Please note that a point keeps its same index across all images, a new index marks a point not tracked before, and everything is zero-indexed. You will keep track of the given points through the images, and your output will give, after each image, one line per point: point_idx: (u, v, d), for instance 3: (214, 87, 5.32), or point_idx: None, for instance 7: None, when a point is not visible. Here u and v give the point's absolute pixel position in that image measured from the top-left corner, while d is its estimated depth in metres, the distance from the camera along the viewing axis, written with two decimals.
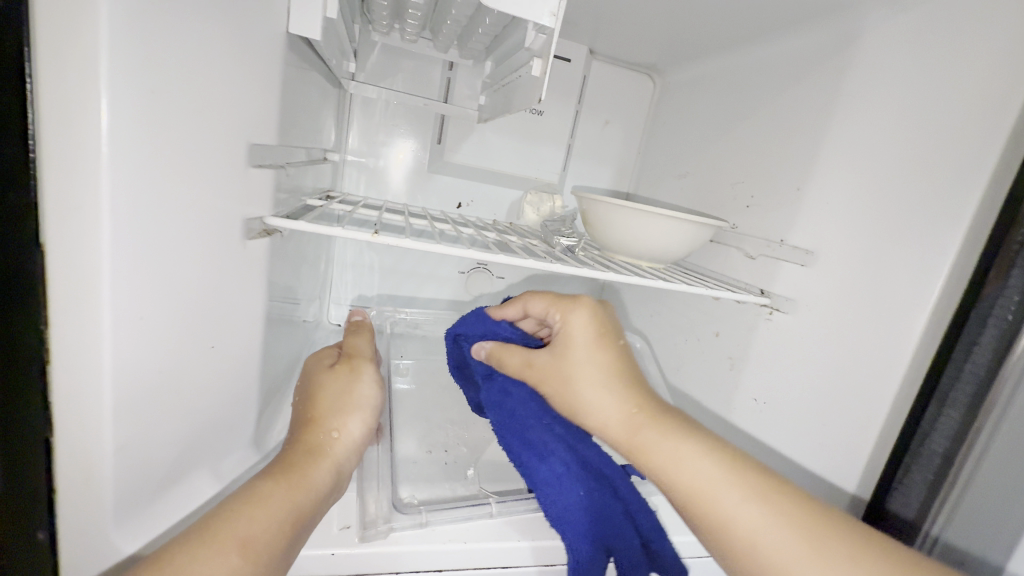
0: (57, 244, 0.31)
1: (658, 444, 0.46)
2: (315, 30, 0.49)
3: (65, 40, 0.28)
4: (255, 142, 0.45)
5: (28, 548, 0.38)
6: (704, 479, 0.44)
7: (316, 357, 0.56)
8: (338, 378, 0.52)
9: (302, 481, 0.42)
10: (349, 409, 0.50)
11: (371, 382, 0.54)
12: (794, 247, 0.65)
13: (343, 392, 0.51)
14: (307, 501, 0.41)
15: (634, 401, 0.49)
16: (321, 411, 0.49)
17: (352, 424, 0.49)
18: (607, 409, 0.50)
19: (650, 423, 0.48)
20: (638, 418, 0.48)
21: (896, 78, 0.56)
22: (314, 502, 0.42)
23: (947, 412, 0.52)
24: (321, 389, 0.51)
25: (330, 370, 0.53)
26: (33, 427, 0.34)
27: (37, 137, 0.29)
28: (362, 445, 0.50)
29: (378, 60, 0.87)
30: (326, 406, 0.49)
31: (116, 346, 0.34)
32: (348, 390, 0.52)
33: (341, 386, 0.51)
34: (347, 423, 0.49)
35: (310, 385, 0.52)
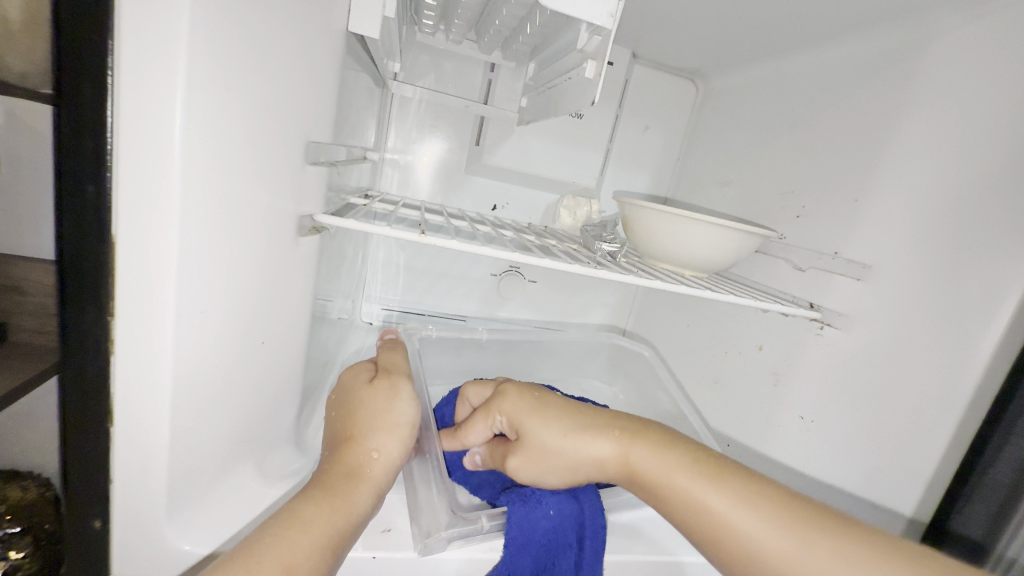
0: (128, 237, 0.31)
1: (650, 460, 0.47)
2: (372, 30, 0.49)
3: (149, 36, 0.28)
4: (311, 139, 0.45)
5: (81, 535, 0.38)
6: (691, 488, 0.45)
7: (352, 374, 0.55)
8: (376, 396, 0.51)
9: (344, 504, 0.42)
10: (386, 427, 0.49)
11: (410, 400, 0.52)
12: (848, 260, 0.62)
13: (381, 411, 0.50)
14: (347, 525, 0.41)
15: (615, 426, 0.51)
16: (361, 428, 0.48)
17: (391, 443, 0.48)
18: (596, 438, 0.50)
19: (632, 443, 0.49)
20: (626, 441, 0.49)
21: (970, 86, 0.53)
22: (354, 526, 0.41)
23: (1016, 440, 0.50)
24: (358, 408, 0.50)
25: (368, 386, 0.52)
26: (95, 417, 0.35)
27: (115, 132, 0.30)
28: (400, 465, 0.49)
29: (420, 61, 0.88)
30: (364, 424, 0.48)
31: (178, 341, 0.34)
32: (385, 408, 0.50)
33: (380, 403, 0.50)
34: (385, 442, 0.48)
35: (347, 402, 0.51)
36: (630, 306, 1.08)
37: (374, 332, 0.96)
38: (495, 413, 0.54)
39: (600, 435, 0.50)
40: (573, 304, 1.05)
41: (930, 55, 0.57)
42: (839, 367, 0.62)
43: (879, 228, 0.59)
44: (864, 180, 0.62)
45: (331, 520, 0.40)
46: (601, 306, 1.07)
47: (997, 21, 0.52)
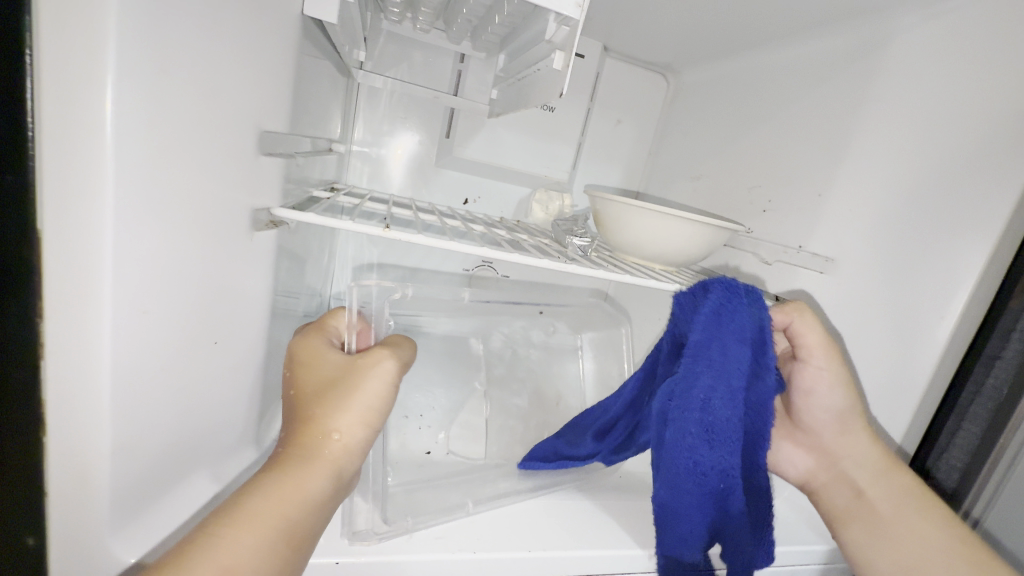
0: (56, 231, 0.29)
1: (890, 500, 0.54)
2: (331, 14, 0.47)
3: (68, 9, 0.25)
4: (266, 128, 0.43)
5: (16, 556, 0.36)
6: (878, 469, 0.55)
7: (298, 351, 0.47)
8: (342, 376, 0.44)
9: (293, 492, 0.38)
10: (353, 406, 0.43)
11: (382, 378, 0.45)
12: (811, 254, 0.61)
13: (346, 393, 0.43)
14: (297, 515, 0.37)
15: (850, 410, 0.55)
16: (320, 406, 0.42)
17: (358, 421, 0.43)
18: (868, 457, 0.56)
19: (898, 470, 0.55)
20: (899, 466, 0.55)
21: (926, 83, 0.55)
22: (308, 512, 0.38)
23: (967, 425, 0.56)
24: (313, 389, 0.43)
25: (335, 368, 0.45)
26: (25, 427, 0.32)
27: (35, 115, 0.27)
28: (367, 444, 0.44)
29: (387, 50, 0.85)
30: (328, 402, 0.42)
31: (118, 340, 0.32)
32: (356, 386, 0.44)
33: (344, 387, 0.43)
34: (352, 421, 0.43)
35: (303, 382, 0.45)
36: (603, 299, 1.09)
37: None
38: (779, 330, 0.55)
39: (877, 452, 0.55)
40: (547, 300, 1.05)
41: None
42: None
43: None
44: (828, 175, 0.63)
45: (280, 510, 0.36)
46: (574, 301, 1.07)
47: (955, 19, 0.53)
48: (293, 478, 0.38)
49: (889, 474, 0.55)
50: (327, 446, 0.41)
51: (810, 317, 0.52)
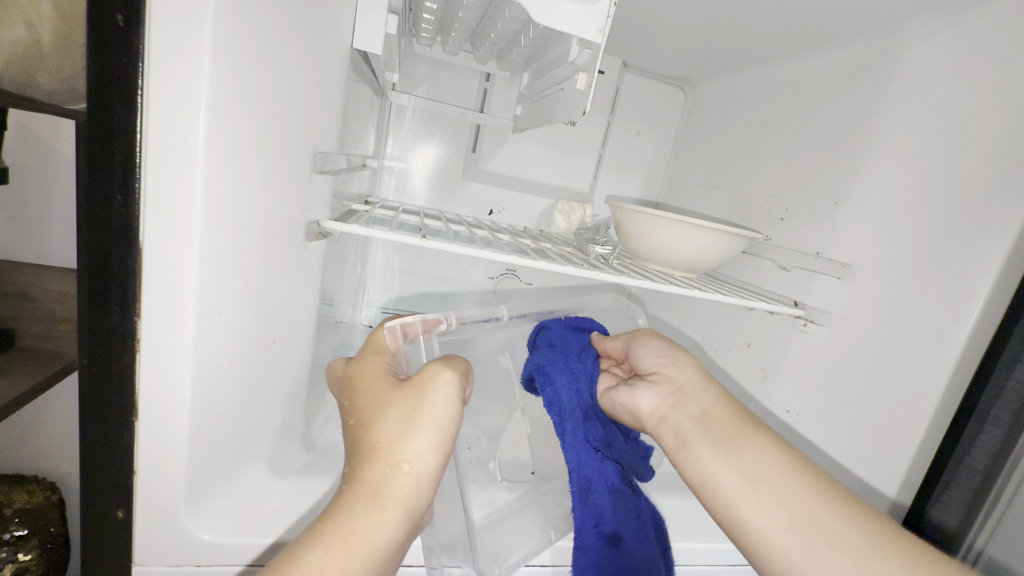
0: (156, 241, 0.33)
1: (795, 496, 0.41)
2: (376, 46, 0.52)
3: (173, 52, 0.30)
4: (319, 149, 0.48)
5: (103, 529, 0.40)
6: (782, 469, 0.43)
7: (368, 377, 0.44)
8: (397, 400, 0.41)
9: (352, 545, 0.35)
10: (411, 432, 0.40)
11: (437, 395, 0.41)
12: (830, 260, 0.66)
13: (399, 419, 0.40)
14: (359, 572, 0.35)
15: (734, 410, 0.48)
16: (386, 434, 0.40)
17: (423, 450, 0.40)
18: (754, 445, 0.45)
19: (754, 428, 0.46)
20: (757, 432, 0.46)
21: (937, 93, 0.57)
22: (369, 565, 0.36)
23: (988, 427, 0.53)
24: (383, 415, 0.40)
25: (390, 393, 0.42)
26: (119, 411, 0.37)
27: (141, 142, 0.32)
28: (439, 470, 0.41)
29: (417, 71, 0.90)
30: (387, 429, 0.40)
31: (198, 335, 0.36)
32: (420, 406, 0.41)
33: (400, 414, 0.40)
34: (417, 448, 0.40)
35: (368, 408, 0.42)
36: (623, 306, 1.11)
37: None
38: (638, 336, 0.57)
39: (723, 410, 0.48)
40: None
41: (900, 67, 0.61)
42: (823, 362, 0.65)
43: (860, 229, 0.62)
44: (844, 184, 0.65)
45: (358, 562, 0.35)
46: None
47: (968, 30, 0.55)
48: (369, 525, 0.36)
49: (793, 476, 0.43)
50: (403, 481, 0.39)
51: (653, 333, 0.57)
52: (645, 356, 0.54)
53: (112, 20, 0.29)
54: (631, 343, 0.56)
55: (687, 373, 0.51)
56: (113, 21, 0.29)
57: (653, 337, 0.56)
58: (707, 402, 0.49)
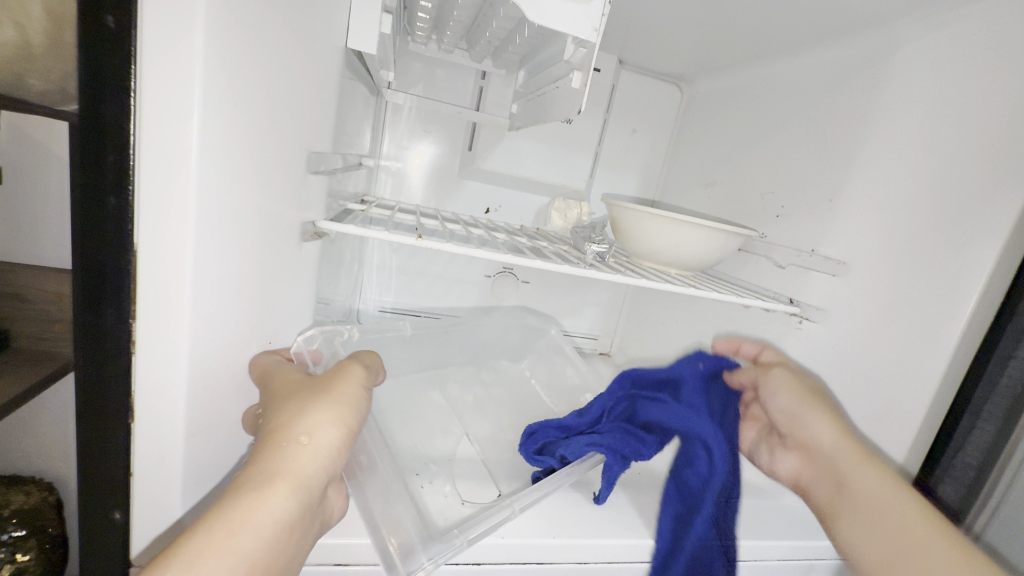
0: (150, 244, 0.33)
1: (898, 518, 0.48)
2: (370, 45, 0.51)
3: (167, 53, 0.30)
4: (313, 149, 0.48)
5: (101, 531, 0.40)
6: (879, 497, 0.50)
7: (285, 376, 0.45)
8: (301, 387, 0.43)
9: (242, 518, 0.35)
10: (314, 412, 0.41)
11: (348, 389, 0.45)
12: (824, 256, 0.65)
13: (301, 402, 0.42)
14: (251, 545, 0.34)
15: (849, 434, 0.56)
16: (285, 414, 0.41)
17: (322, 425, 0.41)
18: (839, 449, 0.55)
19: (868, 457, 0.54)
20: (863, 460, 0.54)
21: (932, 90, 0.57)
22: (262, 539, 0.35)
23: (982, 423, 0.56)
24: (282, 399, 0.42)
25: (294, 380, 0.44)
26: (114, 413, 0.37)
27: (134, 143, 0.32)
28: (341, 447, 0.42)
29: (413, 69, 0.90)
30: (285, 410, 0.41)
31: (193, 337, 0.36)
32: (328, 390, 0.44)
33: (302, 397, 0.42)
34: (318, 426, 0.41)
35: (273, 394, 0.43)
36: (620, 303, 1.12)
37: None
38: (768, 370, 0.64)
39: (850, 447, 0.55)
40: (566, 305, 1.08)
41: (894, 64, 0.61)
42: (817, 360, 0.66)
43: (854, 226, 0.63)
44: (838, 182, 0.65)
45: (243, 531, 0.34)
46: (592, 306, 1.10)
47: (962, 27, 0.55)
48: (261, 498, 0.36)
49: (887, 500, 0.50)
50: (302, 459, 0.39)
51: (786, 373, 0.62)
52: (778, 395, 0.61)
53: (105, 23, 0.30)
54: (762, 388, 0.63)
55: (824, 432, 0.57)
56: (106, 24, 0.30)
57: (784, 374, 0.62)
58: (808, 418, 0.58)
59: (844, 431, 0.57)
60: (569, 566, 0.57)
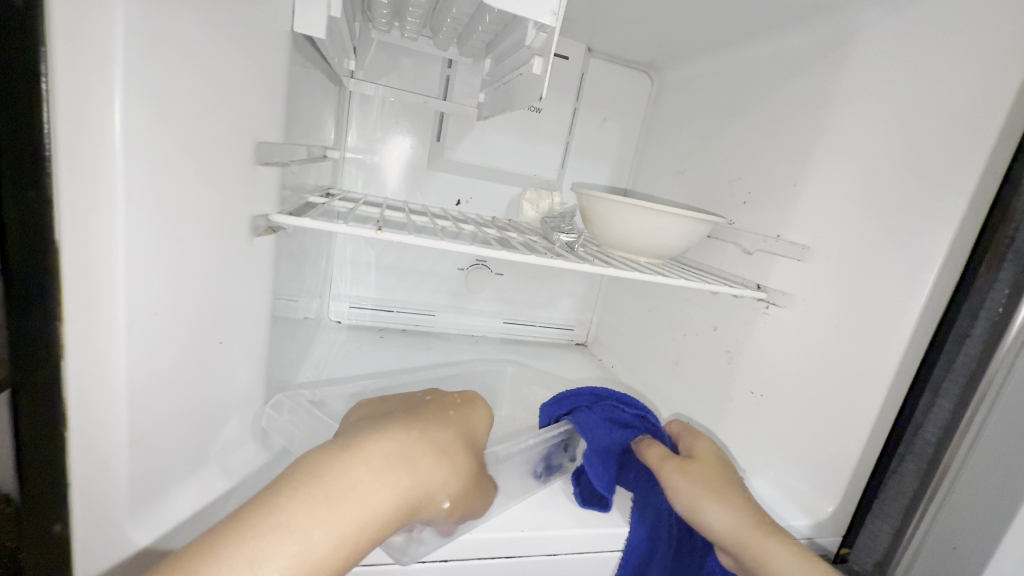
0: (74, 238, 0.31)
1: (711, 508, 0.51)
2: (320, 29, 0.49)
3: (81, 33, 0.28)
4: (261, 139, 0.45)
5: (43, 543, 0.38)
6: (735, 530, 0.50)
7: (437, 413, 0.49)
8: (473, 444, 0.49)
9: (382, 492, 0.38)
10: (470, 480, 0.46)
11: (485, 498, 0.49)
12: (790, 242, 0.66)
13: (468, 457, 0.46)
14: (374, 534, 0.37)
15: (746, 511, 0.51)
16: (456, 460, 0.45)
17: (462, 495, 0.45)
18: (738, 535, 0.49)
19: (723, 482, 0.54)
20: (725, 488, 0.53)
21: (891, 74, 0.57)
22: (384, 528, 0.38)
23: (941, 401, 0.56)
24: (451, 434, 0.47)
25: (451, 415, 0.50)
26: (47, 421, 0.35)
27: (50, 132, 0.30)
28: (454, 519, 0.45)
29: (377, 58, 0.88)
30: (457, 456, 0.45)
31: (129, 338, 0.34)
32: (479, 471, 0.48)
33: (471, 457, 0.47)
34: (458, 494, 0.44)
35: (443, 423, 0.48)
36: (595, 294, 1.11)
37: (343, 330, 0.96)
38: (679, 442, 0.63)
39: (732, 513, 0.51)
40: (540, 296, 1.08)
41: (857, 49, 0.61)
42: (784, 343, 0.66)
43: (819, 211, 0.63)
44: (803, 167, 0.66)
45: (378, 520, 0.37)
46: (567, 297, 1.10)
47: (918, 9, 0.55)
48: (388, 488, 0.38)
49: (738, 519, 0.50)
50: (429, 507, 0.42)
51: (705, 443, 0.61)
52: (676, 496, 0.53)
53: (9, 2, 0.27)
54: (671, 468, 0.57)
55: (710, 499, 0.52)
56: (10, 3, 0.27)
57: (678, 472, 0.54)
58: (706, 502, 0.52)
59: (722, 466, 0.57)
60: (541, 558, 0.55)
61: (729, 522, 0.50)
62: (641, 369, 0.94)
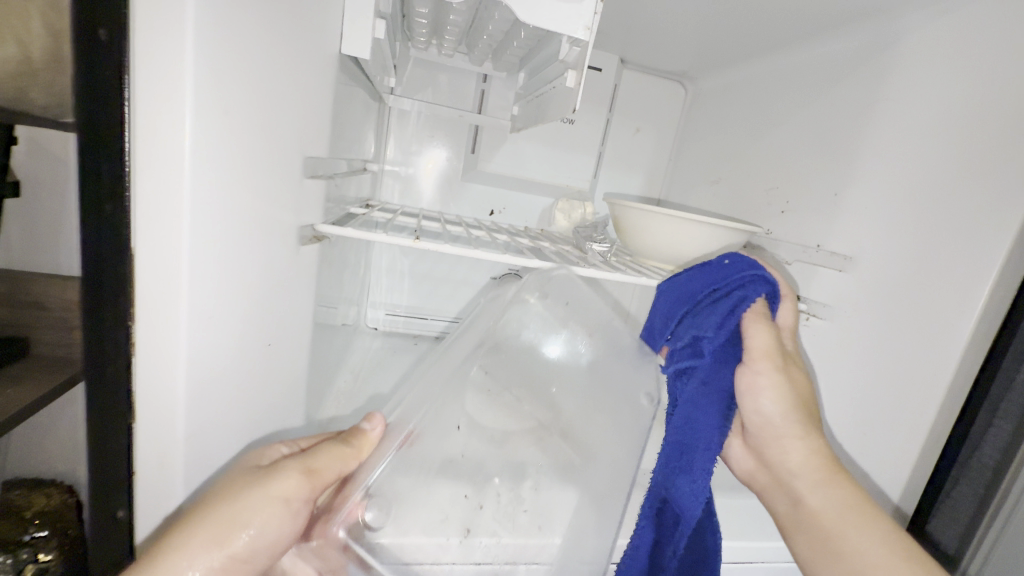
0: (145, 250, 0.34)
1: (811, 489, 0.53)
2: (366, 50, 0.52)
3: (159, 59, 0.31)
4: (310, 154, 0.49)
5: (104, 528, 0.41)
6: (835, 506, 0.50)
7: (245, 479, 0.42)
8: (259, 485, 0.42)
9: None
10: (269, 507, 0.41)
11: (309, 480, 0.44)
12: (830, 252, 0.64)
13: (262, 500, 0.41)
14: None
15: (829, 471, 0.52)
16: (247, 507, 0.40)
17: (275, 529, 0.42)
18: (830, 499, 0.51)
19: (815, 444, 0.54)
20: (836, 477, 0.52)
21: (937, 79, 0.55)
22: None
23: (998, 423, 0.55)
24: (262, 494, 0.41)
25: (268, 468, 0.44)
26: (116, 414, 0.38)
27: (130, 150, 0.33)
28: (291, 528, 0.43)
29: (415, 74, 0.91)
30: (237, 508, 0.40)
31: (191, 339, 0.37)
32: (265, 500, 0.41)
33: (264, 508, 0.41)
34: (274, 531, 0.42)
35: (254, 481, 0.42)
36: (627, 305, 1.11)
37: (379, 336, 0.99)
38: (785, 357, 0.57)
39: (832, 488, 0.52)
40: None
41: (898, 54, 0.60)
42: (822, 356, 0.64)
43: (859, 220, 0.61)
44: (843, 175, 0.64)
45: None
46: None
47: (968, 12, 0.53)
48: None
49: (829, 486, 0.52)
50: (268, 540, 0.42)
51: (758, 366, 0.55)
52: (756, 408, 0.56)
53: (95, 33, 0.30)
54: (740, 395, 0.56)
55: (793, 455, 0.54)
56: (97, 34, 0.30)
57: (764, 379, 0.55)
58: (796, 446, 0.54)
59: (812, 446, 0.54)
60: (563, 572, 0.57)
61: (827, 502, 0.51)
62: None
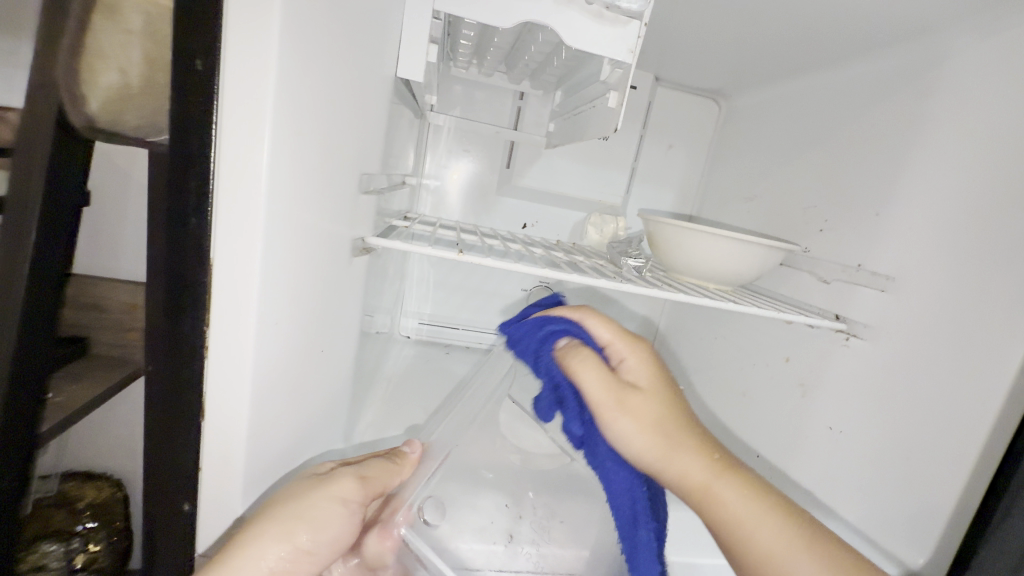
0: (224, 260, 0.37)
1: (727, 501, 0.46)
2: (418, 72, 0.55)
3: (246, 85, 0.33)
4: (365, 170, 0.51)
5: (166, 522, 0.43)
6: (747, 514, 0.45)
7: (302, 491, 0.43)
8: (321, 495, 0.44)
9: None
10: (321, 519, 0.43)
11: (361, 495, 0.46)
12: (872, 272, 0.64)
13: (322, 508, 0.43)
14: None
15: (753, 488, 0.46)
16: (304, 512, 0.42)
17: (328, 538, 0.44)
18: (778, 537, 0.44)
19: (719, 477, 0.47)
20: (720, 473, 0.47)
21: (984, 100, 0.55)
22: None
23: None
24: (315, 502, 0.43)
25: (324, 478, 0.45)
26: (184, 414, 0.40)
27: (215, 169, 0.35)
28: (343, 538, 0.45)
29: (454, 92, 0.95)
30: (297, 516, 0.42)
31: (258, 346, 0.39)
32: (316, 508, 0.43)
33: (322, 516, 0.43)
34: (332, 538, 0.44)
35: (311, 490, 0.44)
36: (656, 319, 1.11)
37: (411, 344, 1.02)
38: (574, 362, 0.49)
39: (775, 513, 0.45)
40: None
41: (945, 75, 0.59)
42: (863, 377, 0.64)
43: (904, 240, 0.61)
44: (887, 195, 0.64)
45: None
46: (628, 321, 1.11)
47: None
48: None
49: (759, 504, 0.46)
50: (322, 546, 0.43)
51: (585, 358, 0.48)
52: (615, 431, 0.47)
53: (190, 64, 0.32)
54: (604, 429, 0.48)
55: (696, 471, 0.46)
56: (191, 64, 0.33)
57: (620, 415, 0.47)
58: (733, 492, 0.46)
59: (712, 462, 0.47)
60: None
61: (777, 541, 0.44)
62: (707, 399, 0.92)
